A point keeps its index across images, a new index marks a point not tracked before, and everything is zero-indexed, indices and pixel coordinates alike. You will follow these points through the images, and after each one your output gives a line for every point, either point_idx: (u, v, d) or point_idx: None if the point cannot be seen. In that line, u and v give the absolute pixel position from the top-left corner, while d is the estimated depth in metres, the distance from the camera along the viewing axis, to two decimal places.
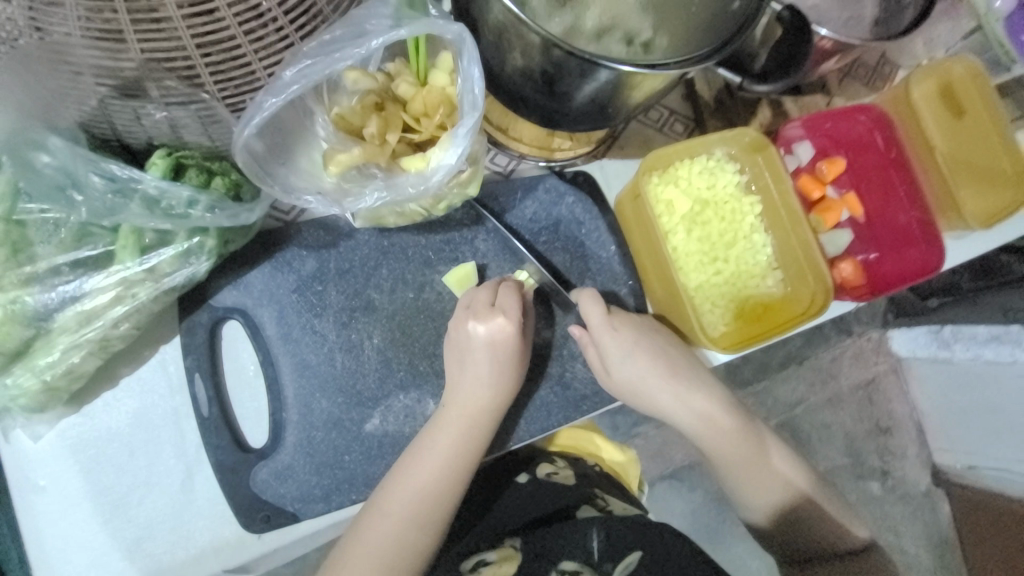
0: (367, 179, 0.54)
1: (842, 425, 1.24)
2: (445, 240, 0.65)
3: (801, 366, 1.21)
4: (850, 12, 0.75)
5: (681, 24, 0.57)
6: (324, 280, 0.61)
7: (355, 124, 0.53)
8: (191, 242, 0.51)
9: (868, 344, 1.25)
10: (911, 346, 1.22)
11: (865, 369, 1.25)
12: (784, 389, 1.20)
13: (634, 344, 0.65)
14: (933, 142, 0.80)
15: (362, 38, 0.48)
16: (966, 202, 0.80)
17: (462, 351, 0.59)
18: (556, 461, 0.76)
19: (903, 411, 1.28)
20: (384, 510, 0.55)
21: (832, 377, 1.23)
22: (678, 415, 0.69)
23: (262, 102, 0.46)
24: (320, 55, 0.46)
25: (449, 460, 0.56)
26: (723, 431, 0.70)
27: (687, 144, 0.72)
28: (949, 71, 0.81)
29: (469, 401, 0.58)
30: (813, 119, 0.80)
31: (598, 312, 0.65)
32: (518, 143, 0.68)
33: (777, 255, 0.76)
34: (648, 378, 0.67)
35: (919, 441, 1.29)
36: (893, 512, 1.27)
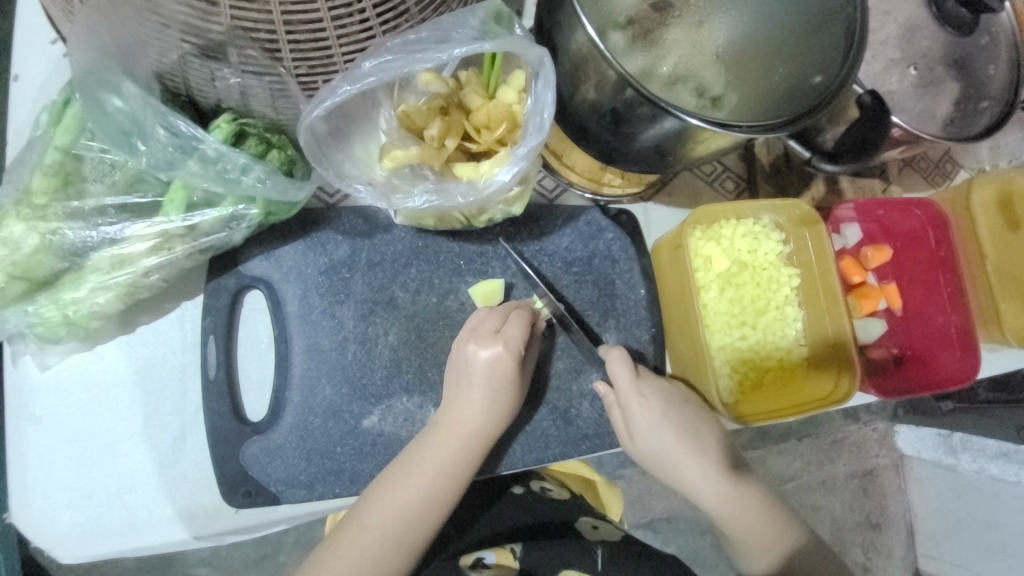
0: (418, 179, 0.54)
1: (831, 510, 1.19)
2: (478, 252, 0.65)
3: (800, 441, 1.17)
4: (924, 106, 0.75)
5: (754, 88, 0.57)
6: (353, 267, 0.61)
7: (418, 123, 0.54)
8: (237, 208, 0.52)
9: (873, 434, 1.21)
10: (916, 445, 1.19)
11: (864, 459, 1.20)
12: (778, 461, 1.16)
13: (661, 413, 0.63)
14: (985, 249, 0.79)
15: (445, 44, 0.48)
16: (1008, 317, 0.77)
17: (466, 369, 0.58)
18: (548, 479, 0.76)
19: (896, 508, 1.23)
20: (366, 524, 0.53)
21: (830, 460, 1.19)
22: (702, 498, 0.65)
23: (336, 87, 0.46)
24: (403, 53, 0.47)
25: (436, 479, 0.55)
26: (752, 523, 0.65)
27: (737, 205, 0.71)
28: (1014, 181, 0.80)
29: (460, 425, 0.56)
30: (867, 204, 0.79)
31: (625, 375, 0.63)
32: (570, 171, 0.69)
33: (806, 333, 0.74)
34: (670, 448, 0.64)
35: (906, 542, 1.24)
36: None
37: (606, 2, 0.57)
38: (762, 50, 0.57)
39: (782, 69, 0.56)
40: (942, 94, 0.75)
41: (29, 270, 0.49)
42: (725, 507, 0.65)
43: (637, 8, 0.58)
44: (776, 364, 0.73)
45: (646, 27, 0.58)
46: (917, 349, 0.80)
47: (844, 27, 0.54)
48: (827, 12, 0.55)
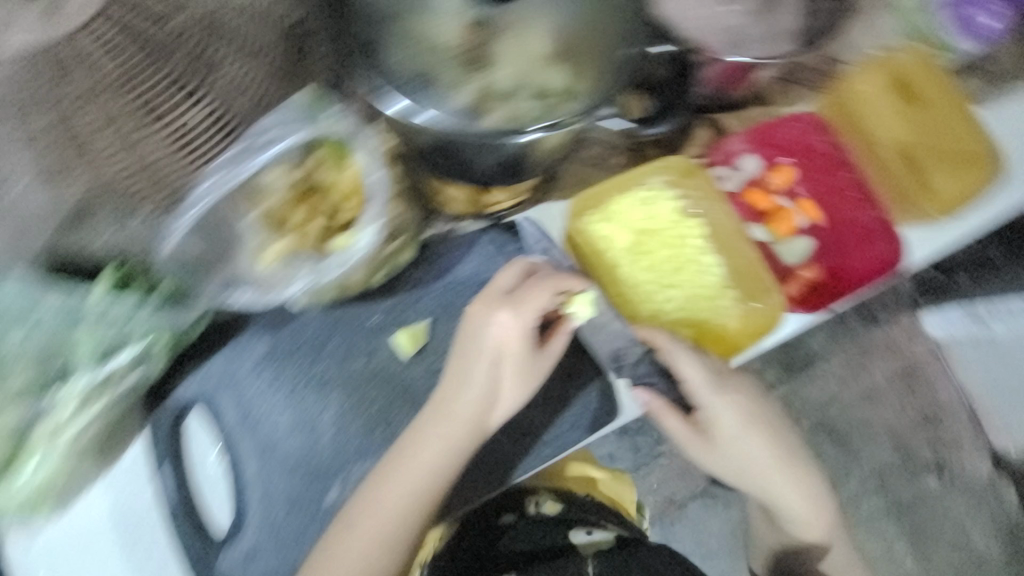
0: (293, 266, 0.57)
1: (882, 419, 1.35)
2: (392, 306, 0.69)
3: (830, 361, 1.33)
4: (774, 29, 0.77)
5: (580, 74, 0.63)
6: (278, 361, 0.65)
7: (280, 216, 0.57)
8: (143, 348, 0.58)
9: (899, 330, 1.34)
10: (944, 326, 1.31)
11: (901, 359, 1.33)
12: (814, 389, 1.33)
13: (726, 389, 0.74)
14: (893, 134, 0.84)
15: (267, 148, 0.52)
16: (940, 185, 0.82)
17: (466, 354, 0.61)
18: (543, 493, 0.88)
19: (948, 397, 1.35)
20: (383, 492, 0.59)
21: (865, 369, 1.34)
22: (724, 455, 0.79)
23: (186, 213, 0.52)
24: (227, 166, 0.52)
25: (410, 489, 0.59)
26: (776, 471, 0.81)
27: (618, 181, 0.75)
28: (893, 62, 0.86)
29: (440, 413, 0.61)
30: (755, 133, 0.82)
31: (694, 371, 0.70)
32: (452, 204, 0.73)
33: (730, 275, 0.75)
34: (751, 416, 0.78)
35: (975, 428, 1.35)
36: (955, 505, 1.36)
37: (424, 41, 0.61)
38: (571, 43, 0.63)
39: (589, 59, 0.63)
40: (782, 10, 0.77)
41: None
42: (774, 455, 0.80)
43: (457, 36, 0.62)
44: (708, 314, 0.75)
45: (473, 50, 0.61)
46: (851, 250, 0.79)
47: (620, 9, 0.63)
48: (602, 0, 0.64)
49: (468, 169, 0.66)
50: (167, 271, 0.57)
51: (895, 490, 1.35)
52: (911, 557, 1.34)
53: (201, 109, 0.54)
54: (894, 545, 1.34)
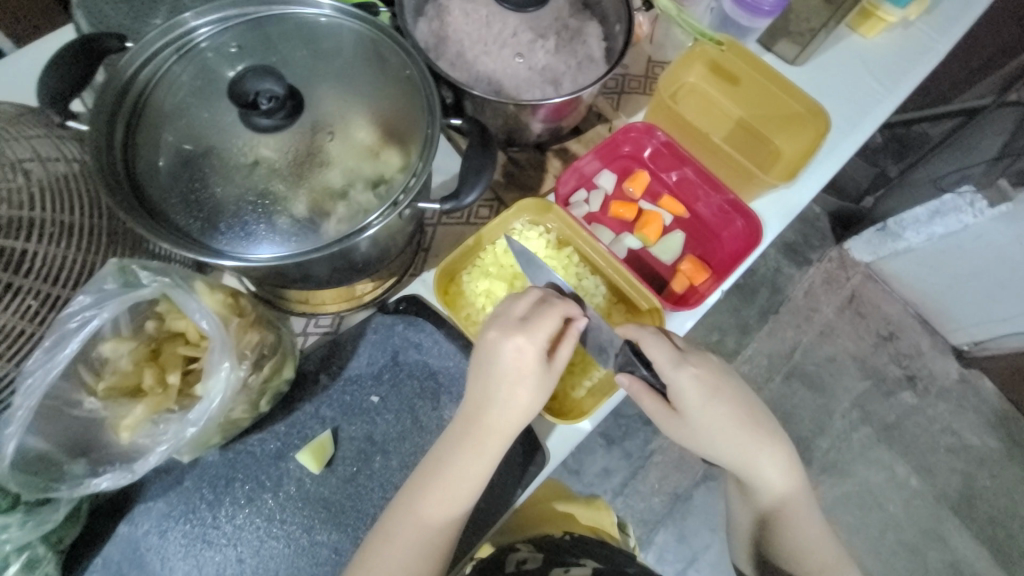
0: (157, 430, 0.55)
1: (844, 350, 1.47)
2: (290, 424, 0.68)
3: (779, 315, 1.48)
4: (579, 57, 0.82)
5: (399, 149, 0.63)
6: (177, 521, 0.63)
7: (130, 384, 0.55)
8: (28, 557, 0.56)
9: (833, 263, 1.52)
10: (871, 249, 1.44)
11: (841, 289, 1.50)
12: (776, 340, 1.47)
13: (676, 366, 0.66)
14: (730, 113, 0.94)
15: (80, 330, 0.50)
16: (782, 147, 0.91)
17: (482, 361, 0.62)
18: (522, 548, 0.85)
19: (894, 311, 1.50)
20: (389, 537, 0.60)
21: (815, 311, 1.49)
22: (688, 439, 0.71)
23: (12, 424, 0.50)
24: (39, 363, 0.50)
25: (407, 557, 0.60)
26: (742, 451, 0.71)
27: (480, 234, 0.76)
28: (706, 51, 0.92)
29: (434, 467, 0.62)
30: (602, 150, 0.86)
31: (666, 351, 0.66)
32: (325, 305, 0.73)
33: (611, 292, 0.79)
34: (710, 400, 0.68)
35: (929, 331, 1.49)
36: (940, 412, 1.45)
37: (235, 165, 0.59)
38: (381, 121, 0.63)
39: (411, 137, 0.63)
40: (586, 39, 0.82)
41: None
42: (740, 437, 0.70)
43: (281, 152, 0.59)
44: None
45: (300, 158, 0.59)
46: (716, 235, 0.85)
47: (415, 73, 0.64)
48: (395, 73, 0.65)
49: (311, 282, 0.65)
50: (7, 487, 0.52)
51: (877, 414, 1.44)
52: (915, 476, 1.41)
53: (12, 305, 0.52)
54: (896, 469, 1.41)
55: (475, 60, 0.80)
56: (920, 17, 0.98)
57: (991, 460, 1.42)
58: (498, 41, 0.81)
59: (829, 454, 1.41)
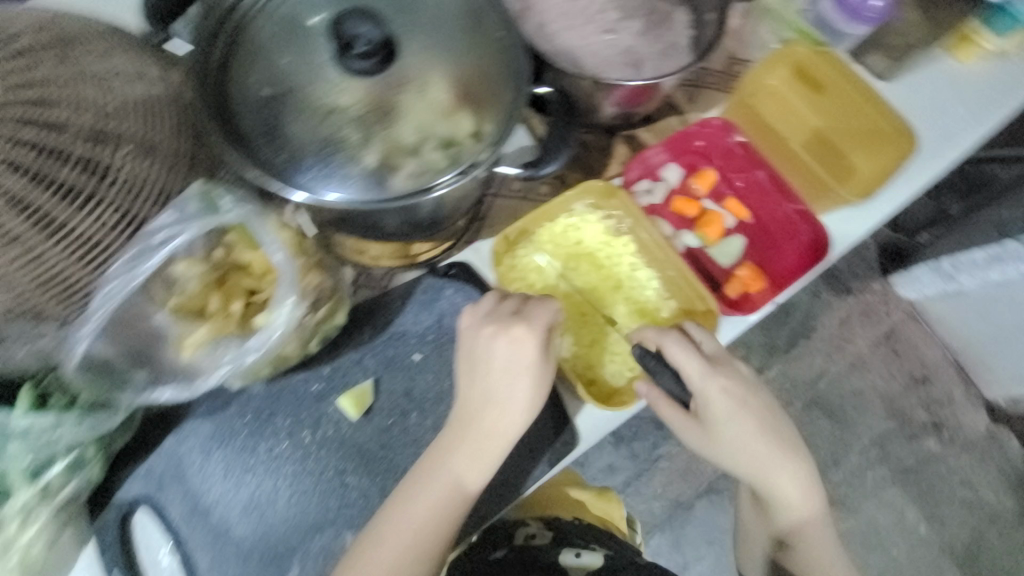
0: (219, 352, 0.57)
1: (873, 387, 1.42)
2: (333, 369, 0.69)
3: (809, 339, 1.42)
4: (664, 43, 0.79)
5: (482, 111, 0.62)
6: (222, 442, 0.65)
7: (196, 305, 0.57)
8: (78, 454, 0.58)
9: (873, 296, 1.45)
10: (918, 287, 1.37)
11: (880, 323, 1.44)
12: (801, 366, 1.41)
13: (701, 372, 0.67)
14: (810, 122, 0.87)
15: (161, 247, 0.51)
16: (860, 166, 0.85)
17: (471, 373, 0.64)
18: (532, 523, 0.88)
19: (933, 355, 1.44)
20: (395, 514, 0.62)
21: (848, 341, 1.42)
22: (712, 452, 0.71)
23: (89, 327, 0.52)
24: (123, 272, 0.51)
25: (410, 535, 0.61)
26: (765, 463, 0.72)
27: (542, 210, 0.76)
28: (793, 54, 0.88)
29: (432, 452, 0.63)
30: (670, 142, 0.84)
31: (695, 359, 0.67)
32: (381, 260, 0.73)
33: (665, 286, 0.77)
34: (733, 406, 0.69)
35: (963, 381, 1.43)
36: (962, 464, 1.40)
37: (317, 107, 0.59)
38: (468, 81, 0.62)
39: (486, 105, 0.62)
40: (674, 25, 0.79)
41: None
42: (762, 448, 0.71)
43: (360, 98, 0.59)
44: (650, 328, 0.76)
45: (375, 108, 0.59)
46: (778, 245, 0.83)
47: (501, 34, 0.64)
48: (484, 34, 0.64)
49: (375, 232, 0.65)
50: (77, 382, 0.56)
51: (896, 456, 1.39)
52: (925, 523, 1.37)
53: (96, 217, 0.54)
54: (906, 514, 1.37)
55: (556, 34, 0.78)
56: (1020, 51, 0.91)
57: (1006, 521, 1.38)
58: (583, 17, 0.79)
59: (839, 487, 1.38)
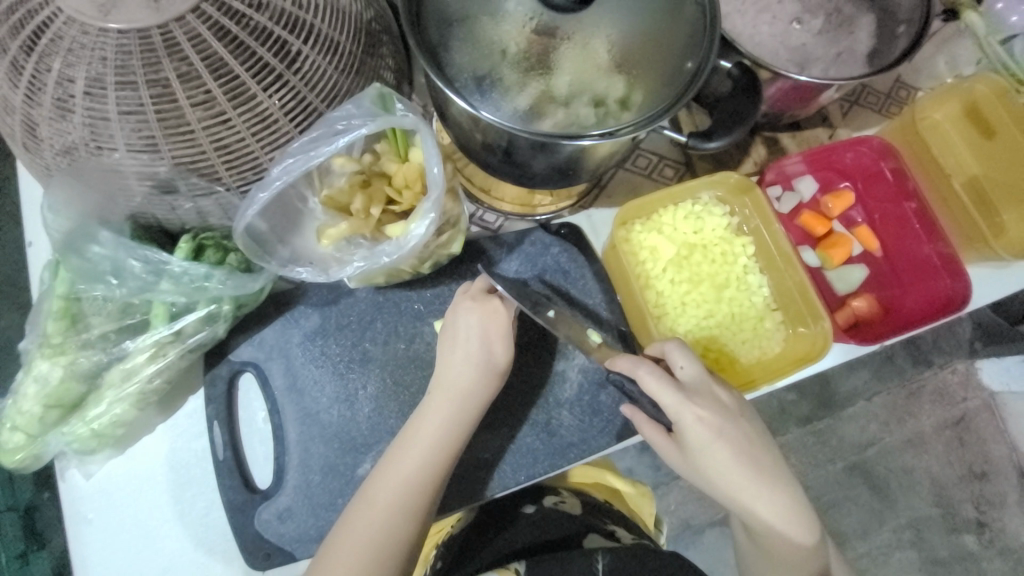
0: (353, 248, 0.61)
1: (925, 469, 1.32)
2: (434, 294, 0.72)
3: (870, 400, 1.31)
4: (840, 48, 0.74)
5: (649, 80, 0.61)
6: (326, 334, 0.69)
7: (343, 202, 0.61)
8: (212, 309, 0.63)
9: (953, 376, 1.33)
10: (1004, 379, 1.33)
11: (952, 407, 1.33)
12: (850, 427, 1.30)
13: (681, 398, 0.62)
14: (968, 165, 0.79)
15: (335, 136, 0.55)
16: (1011, 225, 0.76)
17: (451, 341, 0.64)
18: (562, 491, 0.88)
19: (999, 453, 1.34)
20: (412, 442, 0.61)
21: (910, 416, 1.32)
22: (697, 484, 0.66)
23: (254, 197, 0.56)
24: (302, 151, 0.55)
25: (424, 462, 0.60)
26: (754, 504, 0.64)
27: (669, 191, 0.75)
28: (972, 91, 0.81)
29: (455, 385, 0.62)
30: (815, 154, 0.79)
31: (669, 391, 0.62)
32: (501, 202, 0.75)
33: (774, 296, 0.75)
34: (715, 441, 0.62)
35: (1022, 488, 1.33)
36: (995, 568, 1.32)
37: (493, 38, 0.60)
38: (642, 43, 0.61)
39: (648, 73, 0.61)
40: (858, 30, 0.74)
41: (62, 397, 0.61)
42: (752, 489, 0.64)
43: (524, 38, 0.60)
44: (751, 335, 0.74)
45: (535, 54, 0.60)
46: (906, 284, 0.78)
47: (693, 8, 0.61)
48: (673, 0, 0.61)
49: (510, 172, 0.67)
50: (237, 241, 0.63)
51: (931, 545, 1.31)
52: None
53: (276, 98, 0.58)
54: None
55: (726, 17, 0.76)
56: None
57: None
58: (758, 5, 0.76)
59: (861, 559, 1.30)
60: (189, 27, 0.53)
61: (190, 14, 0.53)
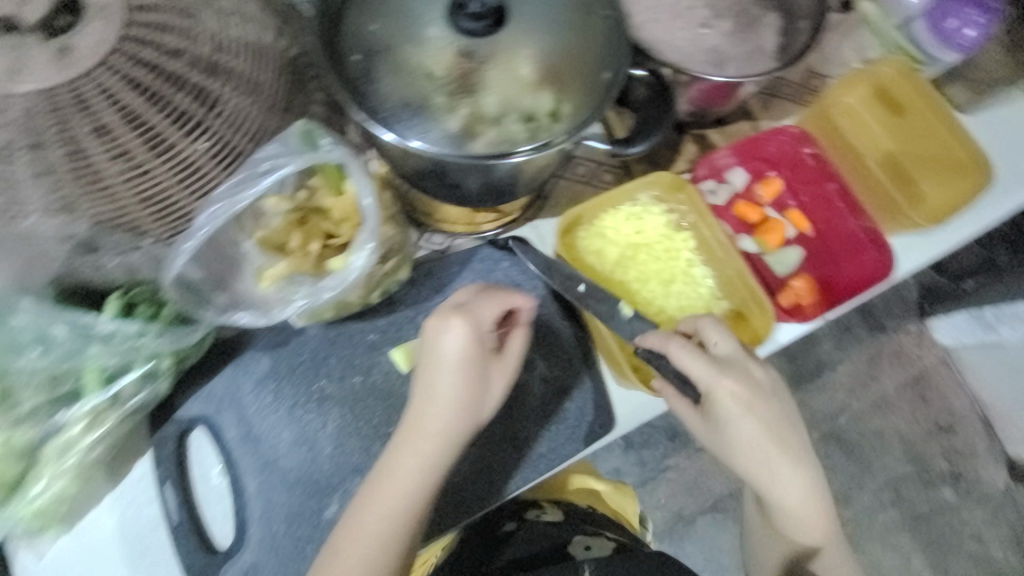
0: (294, 286, 0.59)
1: (895, 429, 1.38)
2: (388, 322, 0.71)
3: (835, 370, 1.37)
4: (750, 46, 0.78)
5: (573, 90, 0.63)
6: (278, 377, 0.67)
7: (280, 241, 0.60)
8: (149, 368, 0.61)
9: (909, 337, 1.40)
10: (954, 334, 1.34)
11: (910, 366, 1.39)
12: (819, 398, 1.36)
13: (717, 372, 0.65)
14: (883, 143, 0.86)
15: (258, 177, 0.53)
16: (930, 193, 0.82)
17: (427, 362, 0.58)
18: (544, 504, 0.89)
19: (962, 405, 1.41)
20: (394, 477, 0.57)
21: (874, 380, 1.38)
22: (723, 451, 0.70)
23: (180, 248, 0.53)
24: (227, 196, 0.52)
25: (406, 497, 0.57)
26: (774, 470, 0.69)
27: (608, 195, 0.77)
28: (878, 73, 0.86)
29: (427, 422, 0.57)
30: (740, 147, 0.84)
31: (701, 364, 0.64)
32: (445, 223, 0.75)
33: (719, 285, 0.78)
34: (747, 412, 0.66)
35: (988, 436, 1.40)
36: (972, 516, 1.38)
37: (416, 67, 0.61)
38: (562, 57, 0.63)
39: (571, 85, 0.63)
40: (763, 29, 0.79)
41: None
42: (773, 456, 0.68)
43: (449, 61, 0.61)
44: None
45: (462, 78, 0.61)
46: (840, 260, 0.82)
47: (603, 20, 0.64)
48: (585, 13, 0.64)
49: (449, 193, 0.67)
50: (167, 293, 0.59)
51: (910, 501, 1.37)
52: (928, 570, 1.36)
53: (200, 143, 0.57)
54: (911, 561, 1.36)
55: (642, 26, 0.79)
56: None
57: None
58: (671, 12, 0.79)
59: (848, 526, 1.34)
60: (98, 82, 0.52)
61: (98, 69, 0.52)
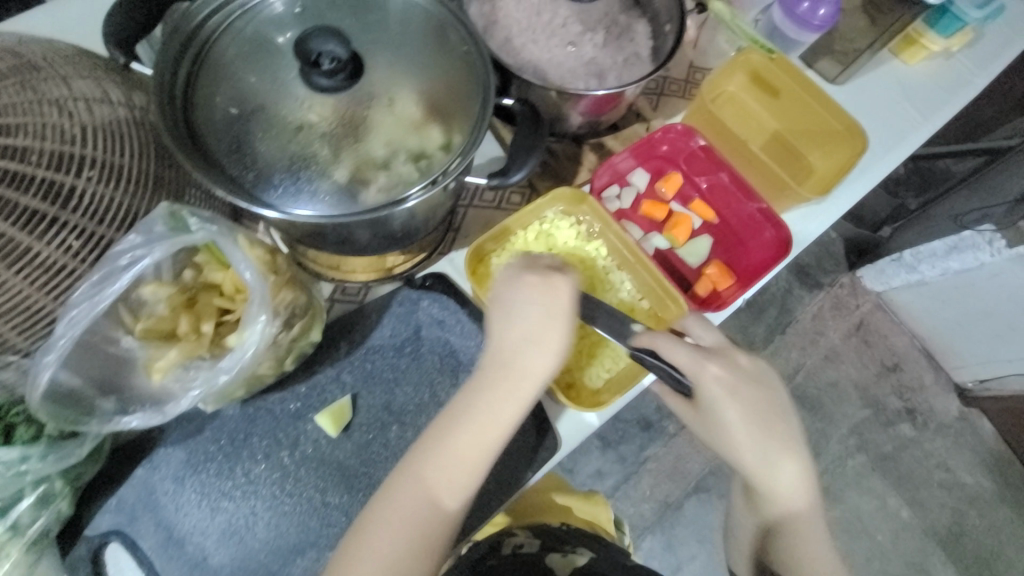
0: (190, 374, 0.56)
1: (848, 378, 1.45)
2: (309, 386, 0.69)
3: (785, 335, 1.44)
4: (625, 54, 0.81)
5: (450, 121, 0.63)
6: (195, 467, 0.64)
7: (167, 328, 0.56)
8: (43, 490, 0.57)
9: (843, 289, 1.49)
10: (883, 279, 1.42)
11: (850, 315, 1.48)
12: (781, 359, 1.43)
13: (704, 359, 0.63)
14: (767, 125, 0.92)
15: (120, 273, 0.51)
16: (818, 164, 0.89)
17: (504, 315, 0.63)
18: (519, 533, 0.80)
19: (903, 343, 1.48)
20: (408, 479, 0.60)
21: (821, 335, 1.45)
22: (714, 444, 0.66)
23: (45, 360, 0.51)
24: (88, 297, 0.51)
25: (427, 491, 0.59)
26: (767, 464, 0.65)
27: (514, 218, 0.77)
28: (750, 60, 0.90)
29: (510, 376, 0.61)
30: (637, 149, 0.86)
31: (681, 348, 0.63)
32: (355, 274, 0.73)
33: (637, 287, 0.80)
34: (735, 399, 0.63)
35: (932, 367, 1.49)
36: (936, 447, 1.44)
37: (285, 124, 0.59)
38: (434, 91, 0.63)
39: (448, 115, 0.63)
40: (635, 35, 0.82)
41: None
42: (765, 449, 0.64)
43: (324, 108, 0.59)
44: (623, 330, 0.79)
45: (337, 127, 0.59)
46: (744, 242, 0.86)
47: (462, 45, 0.64)
48: (449, 44, 0.64)
49: (346, 246, 0.66)
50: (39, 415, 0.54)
51: (875, 444, 1.42)
52: (907, 509, 1.40)
53: (58, 241, 0.53)
54: (888, 502, 1.40)
55: (522, 48, 0.80)
56: (960, 49, 0.98)
57: (983, 501, 1.42)
58: (546, 30, 0.81)
59: (822, 477, 1.40)
60: None
61: None
